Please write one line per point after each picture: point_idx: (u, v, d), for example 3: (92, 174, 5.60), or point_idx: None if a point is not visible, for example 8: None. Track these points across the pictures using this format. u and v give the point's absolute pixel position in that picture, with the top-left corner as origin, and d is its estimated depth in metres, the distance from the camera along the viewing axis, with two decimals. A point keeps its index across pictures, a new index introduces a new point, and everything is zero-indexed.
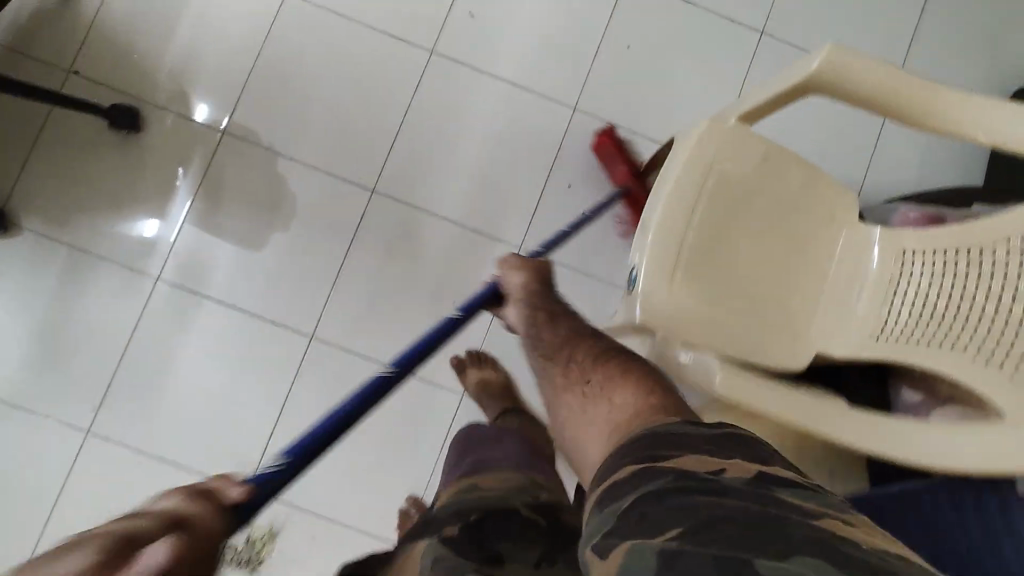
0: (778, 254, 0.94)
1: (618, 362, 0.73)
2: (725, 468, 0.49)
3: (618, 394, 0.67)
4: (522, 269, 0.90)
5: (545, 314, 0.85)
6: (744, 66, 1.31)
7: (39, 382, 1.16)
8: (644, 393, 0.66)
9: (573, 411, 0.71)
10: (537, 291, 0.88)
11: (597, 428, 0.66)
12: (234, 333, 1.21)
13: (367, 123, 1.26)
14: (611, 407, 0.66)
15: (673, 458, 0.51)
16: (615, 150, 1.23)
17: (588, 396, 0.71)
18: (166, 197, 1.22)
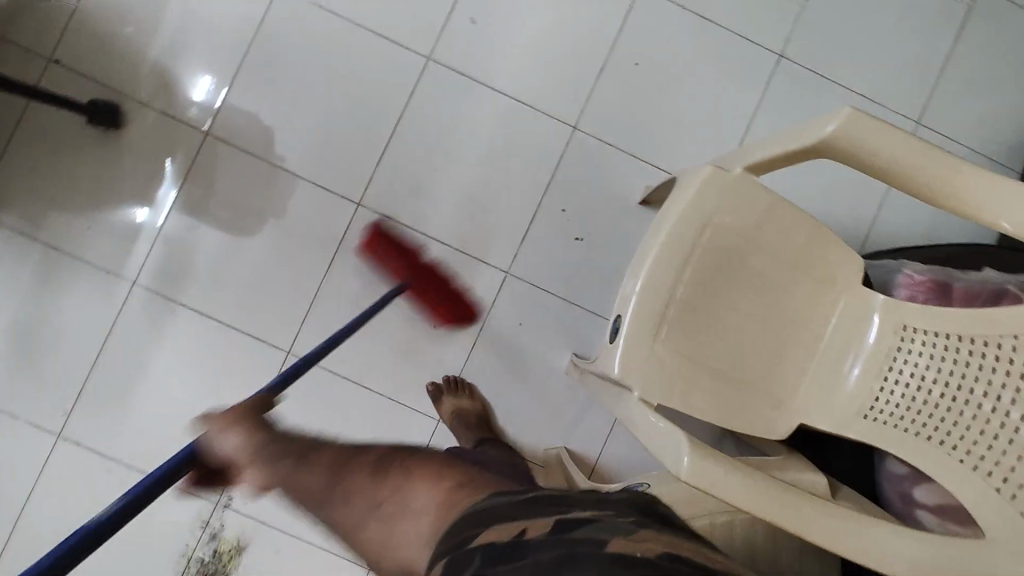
0: (772, 315, 0.88)
1: (387, 464, 0.82)
2: (525, 530, 0.57)
3: (415, 485, 0.78)
4: (234, 426, 0.79)
5: (280, 462, 0.78)
6: (757, 92, 1.23)
7: (12, 381, 1.15)
8: (438, 474, 0.80)
9: (359, 514, 0.78)
10: (259, 442, 0.78)
11: (404, 519, 0.74)
12: (208, 343, 1.18)
13: (356, 130, 1.20)
14: (409, 508, 0.75)
15: (476, 538, 0.60)
16: (383, 246, 1.18)
17: (385, 520, 0.76)
18: (144, 197, 1.18)
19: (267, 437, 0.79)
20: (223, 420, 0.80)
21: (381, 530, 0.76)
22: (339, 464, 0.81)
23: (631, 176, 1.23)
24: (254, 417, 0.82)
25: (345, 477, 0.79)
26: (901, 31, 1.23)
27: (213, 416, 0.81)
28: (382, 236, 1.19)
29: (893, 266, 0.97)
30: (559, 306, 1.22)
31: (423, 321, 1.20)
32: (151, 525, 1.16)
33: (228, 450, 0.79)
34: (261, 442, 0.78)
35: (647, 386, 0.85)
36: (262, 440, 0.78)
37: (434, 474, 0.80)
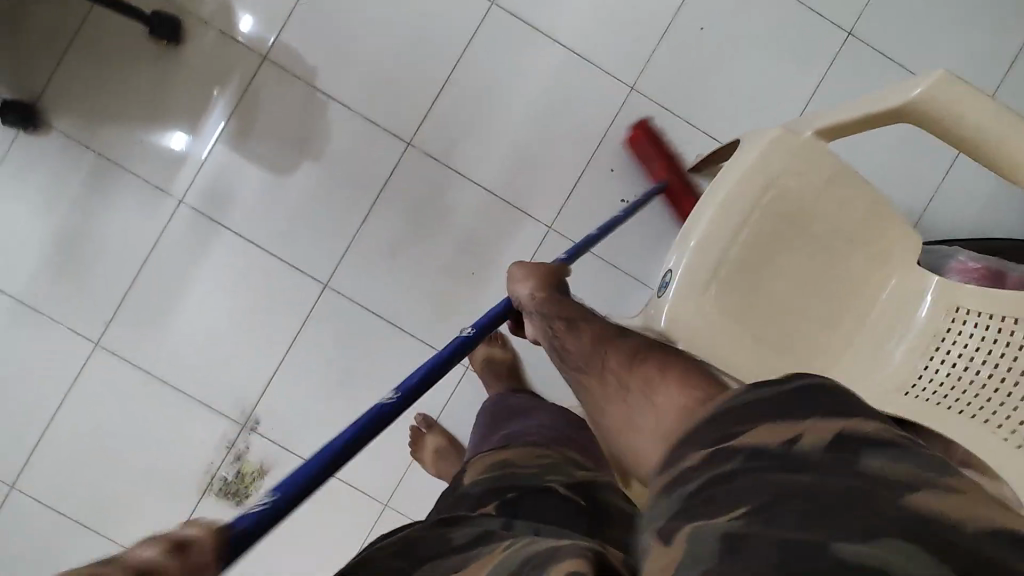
0: (822, 285, 0.87)
1: (643, 358, 0.74)
2: (798, 440, 0.42)
3: (659, 387, 0.66)
4: (527, 279, 0.90)
5: (557, 320, 0.86)
6: (820, 69, 1.21)
7: (56, 286, 1.16)
8: (672, 379, 0.67)
9: (632, 401, 0.68)
10: (549, 297, 0.88)
11: (644, 409, 0.66)
12: (250, 267, 1.19)
13: (413, 68, 1.19)
14: (651, 402, 0.65)
15: (739, 437, 0.44)
16: (647, 149, 1.18)
17: (641, 404, 0.67)
18: (197, 117, 1.18)
19: (551, 297, 0.88)
20: (522, 272, 0.92)
21: (631, 407, 0.67)
22: (597, 346, 0.80)
23: (684, 142, 1.22)
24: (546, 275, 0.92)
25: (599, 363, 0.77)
26: (975, 19, 1.20)
27: (516, 266, 0.94)
28: (654, 136, 1.19)
29: (945, 252, 0.95)
30: (598, 266, 1.22)
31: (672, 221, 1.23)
32: (180, 441, 1.18)
33: (520, 297, 0.90)
34: (545, 296, 0.88)
35: (692, 343, 0.85)
36: (548, 299, 0.88)
37: (686, 378, 0.65)
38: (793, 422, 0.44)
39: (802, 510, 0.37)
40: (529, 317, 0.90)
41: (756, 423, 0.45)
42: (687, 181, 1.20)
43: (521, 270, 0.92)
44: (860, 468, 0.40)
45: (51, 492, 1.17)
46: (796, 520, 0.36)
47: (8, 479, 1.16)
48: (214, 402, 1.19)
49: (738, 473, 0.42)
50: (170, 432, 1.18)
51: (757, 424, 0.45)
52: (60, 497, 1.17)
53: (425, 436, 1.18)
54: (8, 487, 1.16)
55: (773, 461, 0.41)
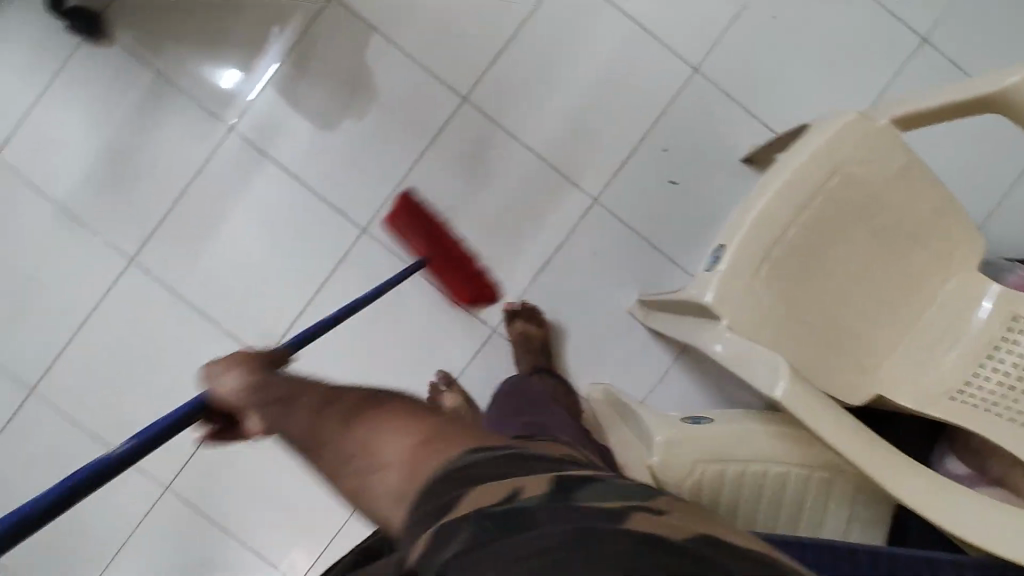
0: (876, 280, 0.85)
1: (369, 409, 0.59)
2: (519, 492, 0.46)
3: (383, 434, 0.56)
4: (228, 366, 0.62)
5: (264, 407, 0.58)
6: (889, 74, 1.19)
7: (98, 197, 1.17)
8: (398, 419, 0.58)
9: (359, 474, 0.55)
10: (258, 381, 0.60)
11: (373, 481, 0.55)
12: (290, 203, 1.19)
13: (477, 23, 1.18)
14: (377, 464, 0.55)
15: (458, 506, 0.46)
16: (410, 220, 1.18)
17: (366, 471, 0.55)
18: (256, 47, 1.18)
19: (266, 379, 0.60)
20: (226, 360, 0.62)
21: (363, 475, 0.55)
22: (320, 412, 0.58)
23: (742, 128, 1.20)
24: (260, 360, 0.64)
25: (321, 427, 0.57)
26: None
27: (210, 362, 0.63)
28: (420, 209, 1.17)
29: (1007, 265, 0.93)
30: (637, 246, 1.21)
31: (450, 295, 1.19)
32: (200, 366, 1.19)
33: (226, 395, 0.60)
34: (256, 383, 0.60)
35: (737, 321, 0.83)
36: (259, 379, 0.60)
37: (407, 419, 0.58)
38: (506, 481, 0.48)
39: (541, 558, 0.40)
40: (243, 415, 0.60)
41: (475, 487, 0.48)
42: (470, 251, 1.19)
43: (213, 362, 0.62)
44: (570, 504, 0.45)
45: (69, 399, 1.17)
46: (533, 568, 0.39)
47: (30, 381, 1.17)
48: (238, 332, 1.19)
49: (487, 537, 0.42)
50: (192, 356, 1.19)
51: (474, 487, 0.48)
52: (77, 405, 1.18)
53: (442, 393, 1.16)
54: (29, 389, 1.17)
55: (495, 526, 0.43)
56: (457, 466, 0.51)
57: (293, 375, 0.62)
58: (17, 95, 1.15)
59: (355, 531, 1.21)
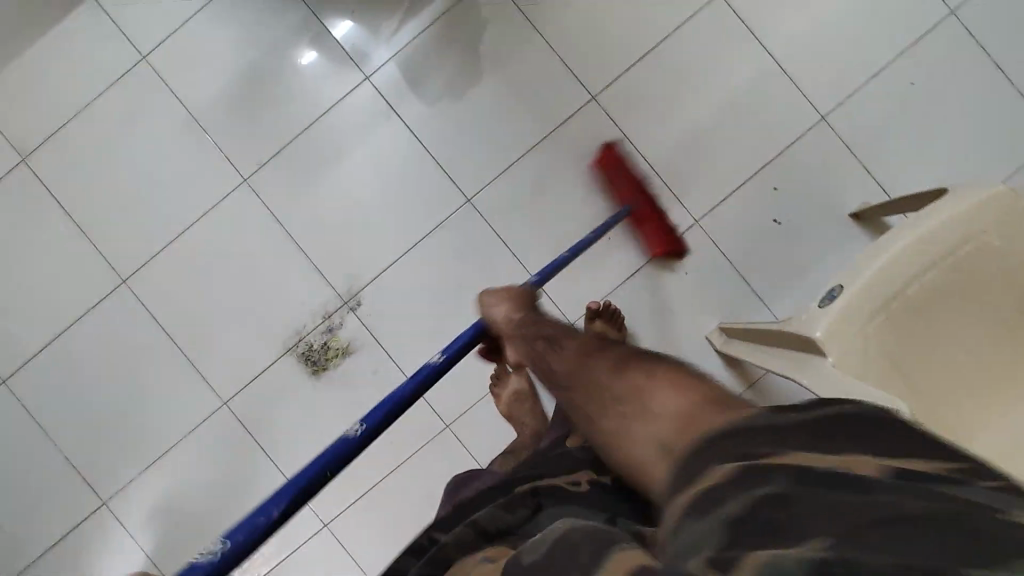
0: (985, 356, 0.85)
1: (632, 362, 0.70)
2: (847, 465, 0.49)
3: (659, 390, 0.64)
4: (502, 298, 0.93)
5: (529, 338, 0.84)
6: (1010, 163, 1.19)
7: (229, 117, 1.22)
8: (679, 383, 0.64)
9: (624, 423, 0.64)
10: (521, 317, 0.89)
11: (641, 427, 0.62)
12: (405, 160, 1.22)
13: (620, 32, 1.21)
14: (650, 417, 0.62)
15: (761, 457, 0.51)
16: (613, 170, 1.18)
17: (634, 419, 0.63)
18: (407, 9, 1.22)
19: (525, 317, 0.89)
20: (497, 296, 0.93)
21: (630, 424, 0.63)
22: (585, 355, 0.75)
23: (855, 183, 1.20)
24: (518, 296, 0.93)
25: (588, 367, 0.72)
26: None
27: (489, 293, 0.95)
28: (625, 160, 1.18)
29: None
30: (728, 275, 1.21)
31: (642, 248, 1.21)
32: (283, 295, 1.22)
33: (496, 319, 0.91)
34: (521, 319, 0.88)
35: (841, 362, 0.83)
36: (524, 316, 0.89)
37: (688, 385, 0.63)
38: (832, 456, 0.51)
39: (866, 522, 0.43)
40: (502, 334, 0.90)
41: (762, 457, 0.51)
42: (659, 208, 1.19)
43: (490, 292, 0.95)
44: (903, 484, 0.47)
45: (155, 299, 1.22)
46: (859, 535, 0.42)
47: (123, 274, 1.22)
48: (326, 272, 1.22)
49: (787, 501, 0.46)
50: (278, 284, 1.22)
51: (787, 450, 0.51)
52: (161, 306, 1.22)
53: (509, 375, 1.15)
54: (120, 281, 1.22)
55: (773, 497, 0.47)
56: (739, 426, 0.54)
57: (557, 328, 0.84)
58: (180, 6, 1.21)
59: (389, 490, 1.21)
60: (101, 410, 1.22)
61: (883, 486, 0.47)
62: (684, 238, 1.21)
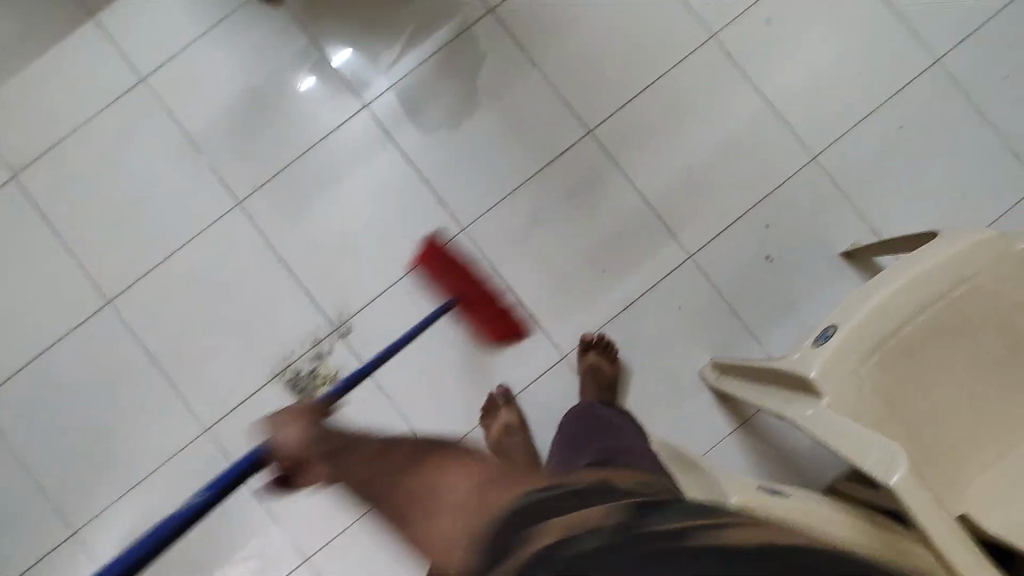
0: (980, 399, 0.85)
1: (418, 460, 0.69)
2: (594, 523, 0.57)
3: (446, 471, 0.67)
4: (295, 417, 0.76)
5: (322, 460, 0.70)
6: (997, 207, 1.22)
7: (226, 139, 1.22)
8: (452, 460, 0.69)
9: (416, 515, 0.64)
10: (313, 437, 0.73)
11: (436, 516, 0.63)
12: (399, 187, 1.22)
13: (617, 69, 1.24)
14: (443, 502, 0.64)
15: (532, 538, 0.56)
16: (438, 258, 1.17)
17: (431, 511, 0.64)
18: (408, 40, 1.24)
19: (313, 431, 0.74)
20: (286, 418, 0.76)
21: (424, 513, 0.64)
22: (369, 460, 0.69)
23: (846, 223, 1.22)
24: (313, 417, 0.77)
25: (380, 471, 0.68)
26: None
27: (276, 414, 0.78)
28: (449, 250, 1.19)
29: None
30: (722, 310, 1.21)
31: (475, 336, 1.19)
32: (271, 319, 1.20)
33: (287, 445, 0.74)
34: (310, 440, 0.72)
35: (837, 401, 0.82)
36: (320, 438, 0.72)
37: (463, 461, 0.68)
38: (579, 514, 0.58)
39: None
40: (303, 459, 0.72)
41: (530, 530, 0.57)
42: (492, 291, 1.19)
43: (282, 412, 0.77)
44: (644, 531, 0.57)
45: (140, 320, 1.19)
46: None
47: (109, 293, 1.20)
48: (317, 297, 1.21)
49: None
50: (267, 308, 1.20)
51: (552, 521, 0.58)
52: (146, 327, 1.19)
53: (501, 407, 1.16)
54: (105, 300, 1.19)
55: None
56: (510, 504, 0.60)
57: (352, 436, 0.73)
58: (183, 28, 1.22)
59: (373, 523, 1.17)
60: (77, 432, 1.18)
61: (631, 538, 0.56)
62: (524, 318, 1.21)
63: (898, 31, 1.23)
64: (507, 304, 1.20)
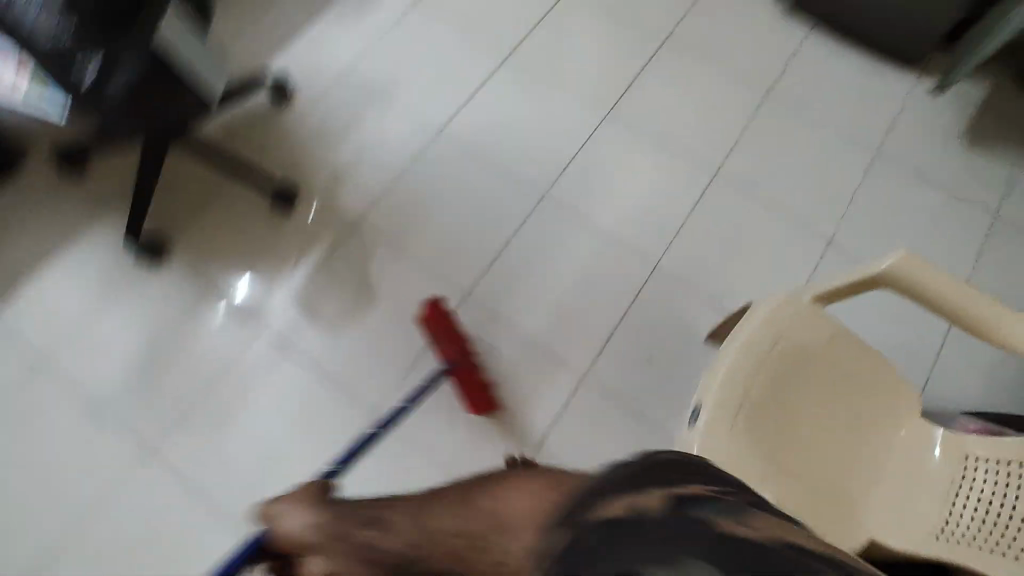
0: (838, 428, 0.99)
1: (470, 489, 0.56)
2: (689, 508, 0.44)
3: (504, 495, 0.52)
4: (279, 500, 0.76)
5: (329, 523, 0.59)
6: (809, 268, 1.48)
7: (129, 395, 1.31)
8: (528, 481, 0.53)
9: (505, 501, 0.51)
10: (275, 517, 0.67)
11: (511, 511, 0.50)
12: (305, 392, 1.33)
13: (474, 240, 1.46)
14: (507, 497, 0.52)
15: (627, 527, 0.42)
16: (440, 326, 1.29)
17: (500, 506, 0.51)
18: (289, 264, 1.43)
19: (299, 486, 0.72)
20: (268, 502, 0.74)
21: (490, 514, 0.50)
22: (394, 518, 0.55)
23: (700, 312, 1.42)
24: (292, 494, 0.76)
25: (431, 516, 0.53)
26: (922, 246, 1.52)
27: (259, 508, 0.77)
28: (450, 315, 1.32)
29: (947, 415, 1.08)
30: (625, 417, 1.32)
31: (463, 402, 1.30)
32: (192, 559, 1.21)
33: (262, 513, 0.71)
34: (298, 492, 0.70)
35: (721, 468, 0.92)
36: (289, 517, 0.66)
37: (527, 480, 0.54)
38: (651, 494, 0.45)
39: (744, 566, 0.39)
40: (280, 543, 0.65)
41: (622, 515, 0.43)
42: (480, 361, 1.34)
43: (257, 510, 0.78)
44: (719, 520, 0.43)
45: None
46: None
47: None
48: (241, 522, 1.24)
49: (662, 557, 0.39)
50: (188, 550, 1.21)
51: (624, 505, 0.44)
52: None
53: None
54: None
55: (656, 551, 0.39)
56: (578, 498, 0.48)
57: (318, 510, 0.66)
58: (90, 303, 1.37)
59: None
60: None
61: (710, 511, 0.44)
62: (501, 392, 1.33)
63: (679, 159, 1.56)
64: (491, 376, 1.34)
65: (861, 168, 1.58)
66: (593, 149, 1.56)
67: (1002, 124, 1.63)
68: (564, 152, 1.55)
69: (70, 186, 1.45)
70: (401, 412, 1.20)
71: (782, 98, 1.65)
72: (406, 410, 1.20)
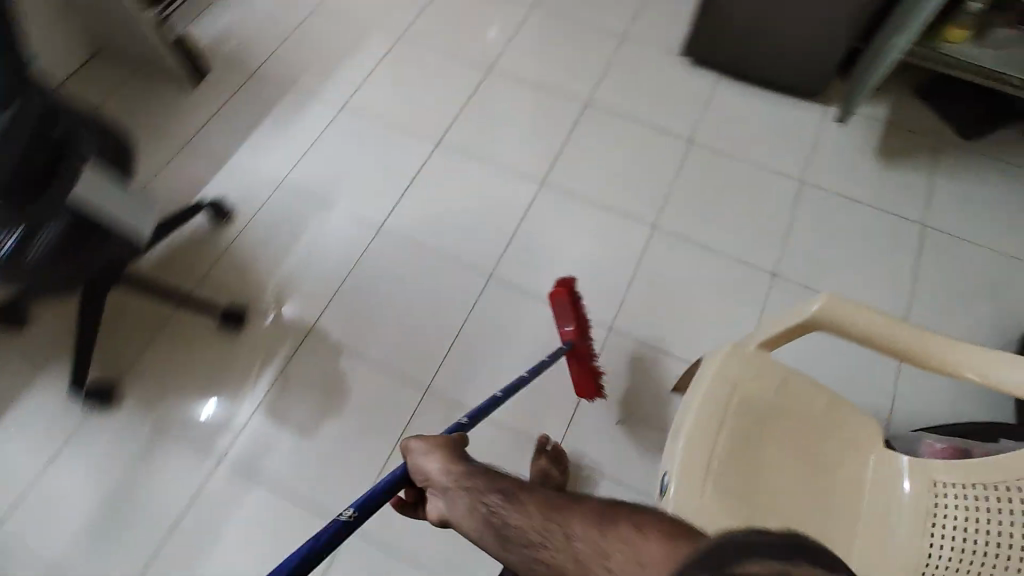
0: (808, 472, 0.98)
1: (609, 512, 0.66)
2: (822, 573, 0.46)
3: (638, 535, 0.61)
4: (435, 450, 0.81)
5: (485, 494, 0.73)
6: (759, 304, 1.52)
7: (91, 551, 1.26)
8: (666, 533, 0.61)
9: (641, 539, 0.61)
10: (446, 468, 0.78)
11: (629, 547, 0.61)
12: (277, 515, 1.30)
13: (431, 331, 1.48)
14: (642, 544, 0.60)
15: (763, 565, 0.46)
16: (568, 305, 1.33)
17: (632, 543, 0.61)
18: (247, 383, 1.42)
19: (466, 466, 0.78)
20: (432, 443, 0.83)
21: (624, 539, 0.62)
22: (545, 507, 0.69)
23: (661, 367, 1.44)
24: (442, 448, 0.82)
25: (566, 520, 0.66)
26: (860, 266, 1.58)
27: (418, 440, 0.84)
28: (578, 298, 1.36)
29: (915, 438, 1.09)
30: (602, 489, 1.33)
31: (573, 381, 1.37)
32: None
33: (429, 473, 0.80)
34: (463, 468, 0.78)
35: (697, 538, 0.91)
36: (457, 470, 0.78)
37: (666, 533, 0.61)
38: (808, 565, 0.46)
39: None
40: (433, 494, 0.78)
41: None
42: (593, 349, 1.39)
43: (422, 443, 0.83)
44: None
45: None
46: None
47: None
48: None
49: None
50: None
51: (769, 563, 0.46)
52: None
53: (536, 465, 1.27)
54: None
55: None
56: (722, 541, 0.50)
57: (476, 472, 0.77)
58: (41, 462, 1.33)
59: None
60: None
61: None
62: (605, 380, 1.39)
63: (617, 218, 1.62)
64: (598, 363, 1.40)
65: (788, 199, 1.65)
66: (533, 222, 1.61)
67: (910, 139, 1.73)
68: (505, 229, 1.60)
69: (10, 342, 1.42)
70: (529, 378, 1.24)
71: (704, 145, 1.73)
72: (535, 374, 1.25)
